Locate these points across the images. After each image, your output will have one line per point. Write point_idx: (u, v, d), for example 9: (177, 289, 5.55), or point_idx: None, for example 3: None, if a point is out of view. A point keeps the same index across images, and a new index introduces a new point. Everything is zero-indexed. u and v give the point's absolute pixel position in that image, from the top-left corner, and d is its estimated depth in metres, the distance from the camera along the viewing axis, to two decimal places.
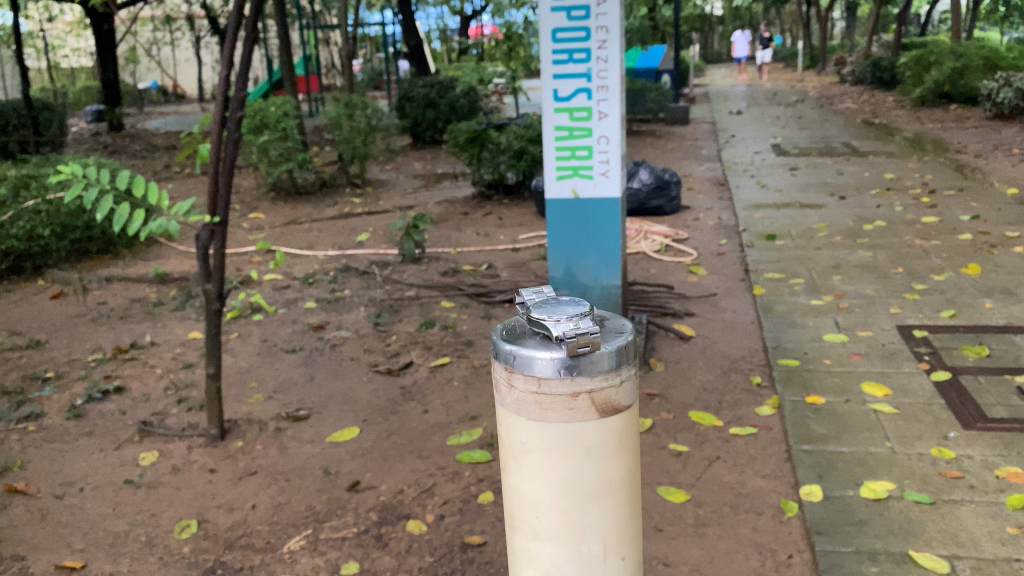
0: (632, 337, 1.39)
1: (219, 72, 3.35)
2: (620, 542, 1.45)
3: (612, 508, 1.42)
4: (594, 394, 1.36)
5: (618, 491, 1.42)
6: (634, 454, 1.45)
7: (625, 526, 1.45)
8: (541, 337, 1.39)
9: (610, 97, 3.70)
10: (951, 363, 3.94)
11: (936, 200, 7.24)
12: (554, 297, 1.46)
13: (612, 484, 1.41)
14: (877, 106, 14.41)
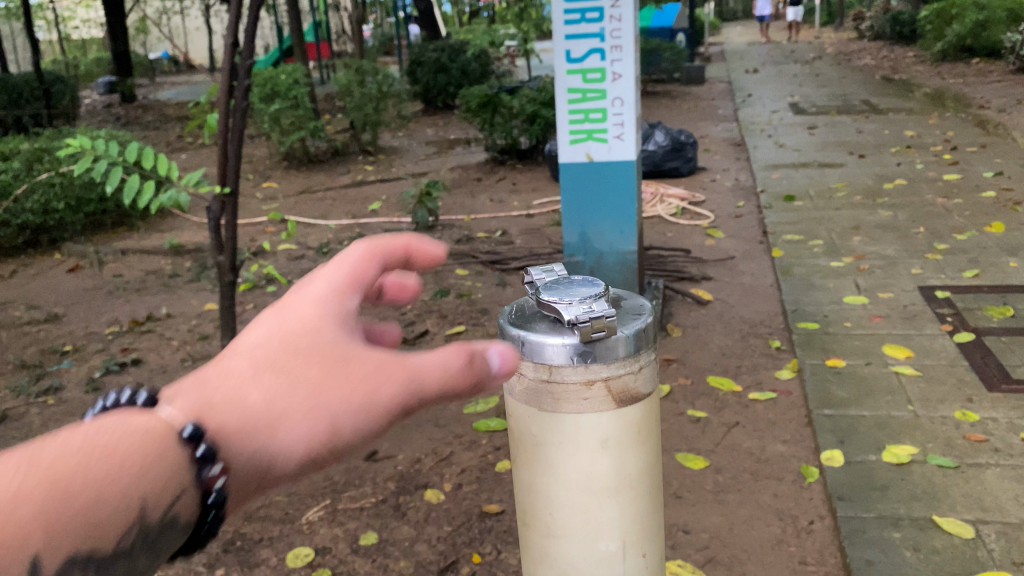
0: (652, 320, 1.24)
1: (226, 39, 3.27)
2: (638, 537, 1.33)
3: (631, 503, 1.30)
4: (611, 382, 1.22)
5: (636, 484, 1.30)
6: (653, 443, 1.32)
7: (645, 520, 1.34)
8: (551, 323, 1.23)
9: (625, 57, 3.62)
10: (974, 324, 3.87)
11: (958, 157, 7.11)
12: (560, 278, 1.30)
13: (631, 478, 1.29)
14: (897, 62, 14.13)
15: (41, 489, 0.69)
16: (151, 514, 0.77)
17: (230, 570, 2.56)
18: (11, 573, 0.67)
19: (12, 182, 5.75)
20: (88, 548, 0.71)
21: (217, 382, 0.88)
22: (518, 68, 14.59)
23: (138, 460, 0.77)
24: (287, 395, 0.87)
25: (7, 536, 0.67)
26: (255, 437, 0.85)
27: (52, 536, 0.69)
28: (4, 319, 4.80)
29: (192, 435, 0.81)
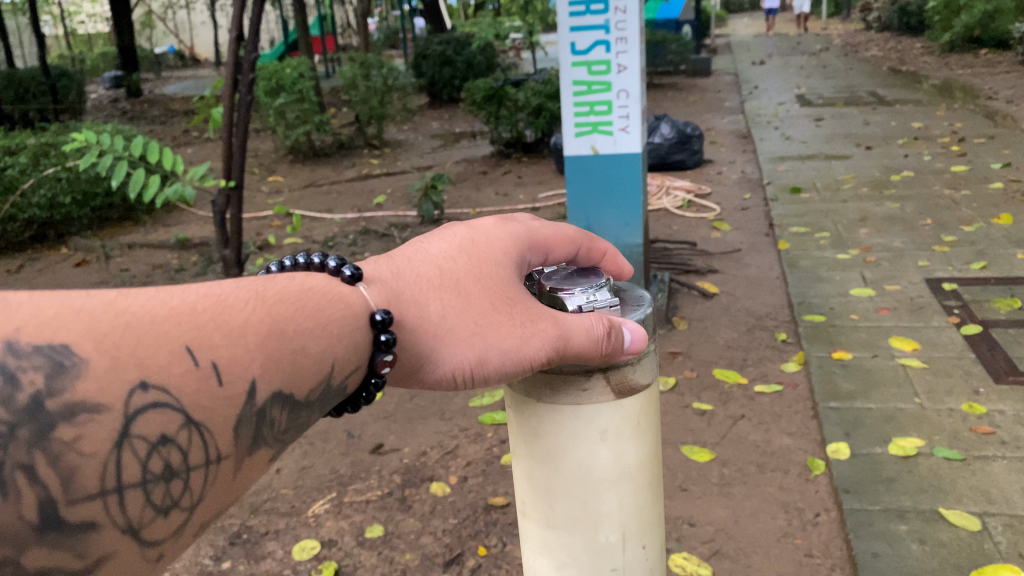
0: (651, 310, 1.24)
1: (230, 33, 3.27)
2: (638, 529, 1.32)
3: (631, 495, 1.29)
4: (610, 373, 1.21)
5: (636, 476, 1.29)
6: (653, 434, 1.31)
7: (645, 512, 1.32)
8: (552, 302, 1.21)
9: (630, 49, 3.61)
10: (982, 316, 3.86)
11: (965, 149, 7.07)
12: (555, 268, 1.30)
13: (631, 469, 1.28)
14: (904, 53, 14.05)
15: (262, 328, 0.87)
16: (334, 377, 0.96)
17: (237, 563, 2.57)
18: (240, 387, 0.84)
19: (19, 176, 5.76)
20: (287, 388, 0.89)
21: (409, 282, 1.09)
22: (523, 60, 14.56)
23: (336, 325, 0.96)
24: (459, 315, 1.08)
25: (240, 356, 0.84)
26: (423, 340, 1.06)
27: (266, 366, 0.86)
28: None
29: (381, 322, 0.99)
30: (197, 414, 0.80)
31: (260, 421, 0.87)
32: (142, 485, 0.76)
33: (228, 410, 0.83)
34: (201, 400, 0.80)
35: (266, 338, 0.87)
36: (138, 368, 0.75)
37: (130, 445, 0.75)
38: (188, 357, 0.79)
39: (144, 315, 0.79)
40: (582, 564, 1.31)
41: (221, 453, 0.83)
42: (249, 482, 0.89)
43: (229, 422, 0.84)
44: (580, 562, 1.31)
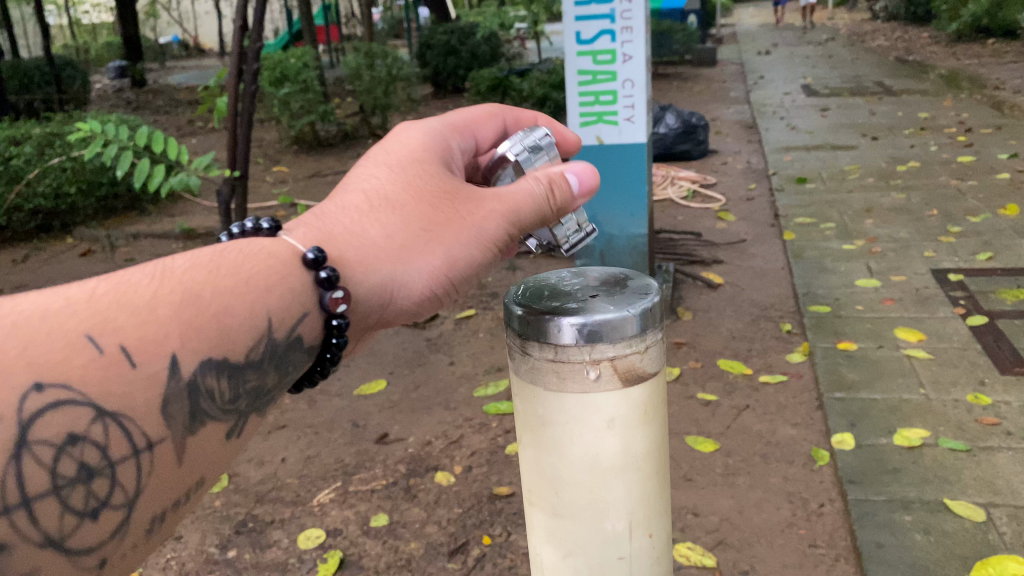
0: (658, 300, 1.25)
1: (234, 21, 3.25)
2: (646, 518, 1.32)
3: (638, 483, 1.29)
4: (617, 361, 1.21)
5: (644, 465, 1.29)
6: (659, 422, 1.31)
7: (652, 501, 1.32)
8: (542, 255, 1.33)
9: (635, 38, 3.59)
10: (987, 307, 3.84)
11: (972, 139, 7.04)
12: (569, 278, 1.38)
13: (638, 458, 1.27)
14: (911, 43, 13.97)
15: (175, 301, 0.93)
16: (273, 330, 1.03)
17: (243, 551, 2.58)
18: (160, 364, 0.90)
19: (24, 166, 5.77)
20: (218, 355, 0.96)
21: (342, 222, 1.16)
22: (528, 50, 14.52)
23: (260, 278, 1.03)
24: (406, 230, 1.18)
25: (154, 336, 0.89)
26: (383, 266, 1.16)
27: (186, 336, 0.92)
28: None
29: (315, 260, 1.07)
30: (108, 405, 0.85)
31: (191, 397, 0.94)
32: (53, 493, 0.82)
33: (151, 392, 0.89)
34: (113, 390, 0.86)
35: (180, 306, 0.93)
36: (30, 373, 0.81)
37: (32, 455, 0.80)
38: (89, 346, 0.84)
39: (39, 316, 0.84)
40: (589, 553, 1.31)
41: (157, 437, 0.91)
42: (201, 457, 0.97)
43: (153, 403, 0.90)
44: (586, 552, 1.31)
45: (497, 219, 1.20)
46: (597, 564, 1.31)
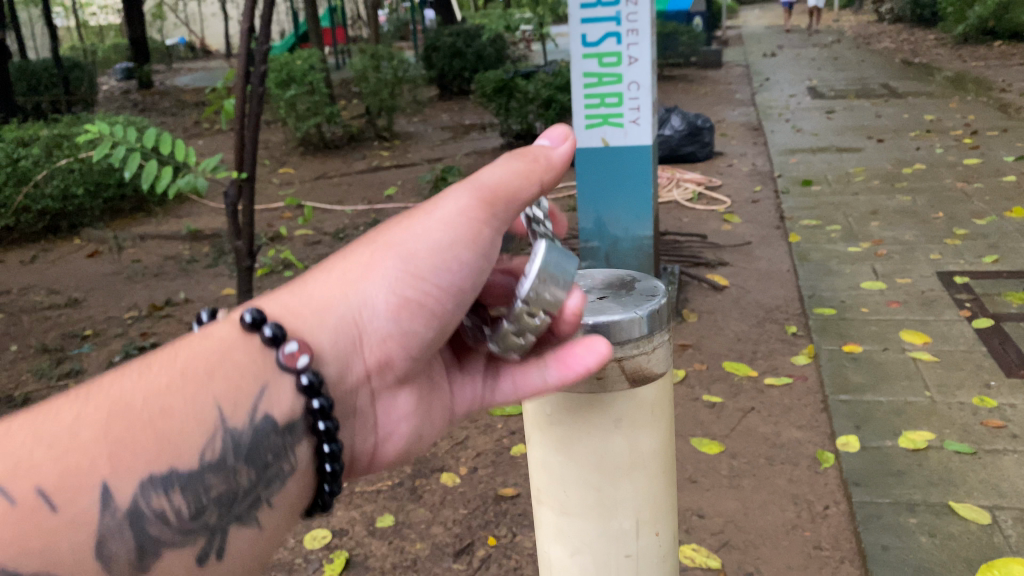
0: (666, 301, 1.26)
1: (243, 24, 3.27)
2: (653, 516, 1.34)
3: (646, 482, 1.31)
4: (625, 363, 1.22)
5: (651, 464, 1.31)
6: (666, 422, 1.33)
7: (659, 500, 1.35)
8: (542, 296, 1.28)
9: (640, 41, 3.69)
10: (993, 310, 3.84)
11: (978, 141, 7.04)
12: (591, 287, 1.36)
13: (645, 457, 1.29)
14: (918, 45, 13.95)
15: (99, 421, 0.88)
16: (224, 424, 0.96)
17: None
18: (86, 496, 0.85)
19: (32, 168, 5.81)
20: (159, 471, 0.90)
21: (318, 287, 1.06)
22: (534, 52, 14.55)
23: (206, 369, 0.96)
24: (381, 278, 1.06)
25: (80, 466, 0.85)
26: (356, 323, 1.05)
27: (114, 461, 0.87)
28: (24, 304, 4.84)
29: (263, 327, 0.99)
30: (19, 558, 0.80)
31: (137, 524, 0.89)
32: None
33: (81, 532, 0.85)
34: (32, 544, 0.81)
35: (107, 425, 0.88)
36: None
37: None
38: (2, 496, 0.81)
39: None
40: (597, 551, 1.34)
41: None
42: None
43: (90, 541, 0.86)
44: (593, 549, 1.34)
45: (452, 221, 1.07)
46: (604, 561, 1.34)
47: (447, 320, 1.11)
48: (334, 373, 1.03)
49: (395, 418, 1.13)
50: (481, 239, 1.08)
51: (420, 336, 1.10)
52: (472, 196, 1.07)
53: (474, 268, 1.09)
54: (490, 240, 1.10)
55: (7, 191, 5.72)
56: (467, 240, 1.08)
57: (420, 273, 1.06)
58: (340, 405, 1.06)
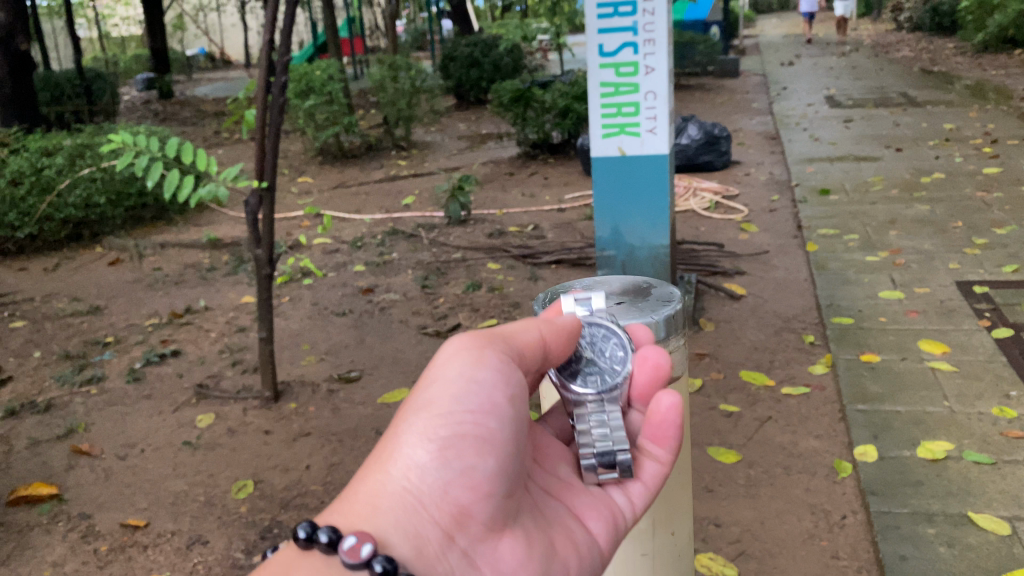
0: (680, 309, 1.61)
1: (262, 35, 3.31)
2: (667, 519, 1.66)
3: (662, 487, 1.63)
4: None
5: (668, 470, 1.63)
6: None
7: (672, 503, 1.67)
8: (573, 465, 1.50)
9: (657, 50, 3.62)
10: (1013, 320, 3.82)
11: (998, 150, 6.99)
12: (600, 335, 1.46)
13: None
14: (937, 54, 13.86)
15: None
16: None
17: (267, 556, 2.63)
18: None
19: (56, 177, 5.89)
20: None
21: (393, 478, 1.31)
22: (550, 63, 14.60)
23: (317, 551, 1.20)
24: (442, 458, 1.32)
25: None
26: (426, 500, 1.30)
27: None
28: (47, 311, 4.91)
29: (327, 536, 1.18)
30: None
31: None
32: None
33: None
34: None
35: None
36: None
37: None
38: None
39: None
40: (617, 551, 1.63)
41: None
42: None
43: None
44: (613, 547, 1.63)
45: (460, 372, 1.34)
46: (623, 558, 1.64)
47: (492, 461, 1.33)
48: (415, 548, 1.26)
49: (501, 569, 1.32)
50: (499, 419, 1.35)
51: (473, 481, 1.32)
52: (473, 339, 1.38)
53: (494, 402, 1.35)
54: (502, 371, 1.36)
55: (31, 200, 5.81)
56: (479, 380, 1.34)
57: (445, 426, 1.32)
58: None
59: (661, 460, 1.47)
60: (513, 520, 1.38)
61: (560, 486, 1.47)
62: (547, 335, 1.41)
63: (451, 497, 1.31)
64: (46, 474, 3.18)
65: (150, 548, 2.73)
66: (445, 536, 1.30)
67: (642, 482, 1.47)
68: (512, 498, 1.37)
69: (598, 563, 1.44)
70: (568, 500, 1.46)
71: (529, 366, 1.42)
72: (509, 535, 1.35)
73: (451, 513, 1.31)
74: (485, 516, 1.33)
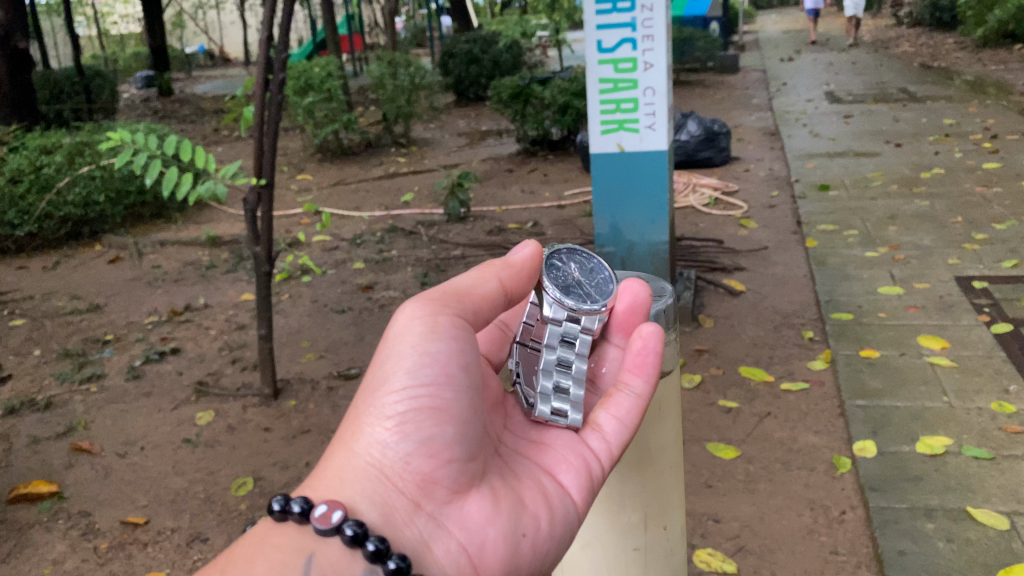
0: (669, 304, 1.63)
1: (260, 34, 3.29)
2: (660, 514, 1.67)
3: (651, 479, 1.64)
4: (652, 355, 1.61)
5: (657, 460, 1.64)
6: (672, 425, 1.68)
7: (665, 498, 1.68)
8: (533, 423, 1.58)
9: (656, 46, 3.61)
10: (1012, 315, 3.82)
11: (998, 145, 6.98)
12: (595, 267, 1.60)
13: (650, 456, 1.63)
14: (936, 49, 13.83)
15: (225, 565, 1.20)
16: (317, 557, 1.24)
17: None
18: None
19: (55, 175, 5.90)
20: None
21: (352, 463, 1.35)
22: (550, 59, 14.59)
23: (290, 530, 1.27)
24: (400, 435, 1.36)
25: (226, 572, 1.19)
26: (388, 475, 1.35)
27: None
28: (47, 309, 4.91)
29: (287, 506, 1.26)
30: None
31: None
32: None
33: None
34: None
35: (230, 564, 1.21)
36: None
37: None
38: None
39: None
40: (607, 546, 1.65)
41: None
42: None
43: None
44: (603, 542, 1.65)
45: (413, 344, 1.39)
46: (614, 553, 1.66)
47: (451, 428, 1.37)
48: (378, 518, 1.31)
49: (470, 529, 1.36)
50: (455, 388, 1.40)
51: (434, 450, 1.36)
52: (423, 309, 1.43)
53: (449, 372, 1.40)
54: (454, 339, 1.42)
55: (30, 199, 5.80)
56: (433, 349, 1.40)
57: (400, 403, 1.37)
58: (401, 541, 1.31)
59: (638, 394, 1.55)
60: (481, 481, 1.42)
61: (531, 447, 1.54)
62: (505, 281, 1.53)
63: (413, 468, 1.35)
64: (46, 472, 3.18)
65: (150, 546, 2.74)
66: (412, 506, 1.35)
67: (615, 419, 1.54)
68: (478, 462, 1.41)
69: (577, 512, 1.48)
70: (539, 456, 1.52)
71: (492, 313, 1.53)
72: (479, 497, 1.38)
73: (415, 482, 1.35)
74: (449, 483, 1.37)
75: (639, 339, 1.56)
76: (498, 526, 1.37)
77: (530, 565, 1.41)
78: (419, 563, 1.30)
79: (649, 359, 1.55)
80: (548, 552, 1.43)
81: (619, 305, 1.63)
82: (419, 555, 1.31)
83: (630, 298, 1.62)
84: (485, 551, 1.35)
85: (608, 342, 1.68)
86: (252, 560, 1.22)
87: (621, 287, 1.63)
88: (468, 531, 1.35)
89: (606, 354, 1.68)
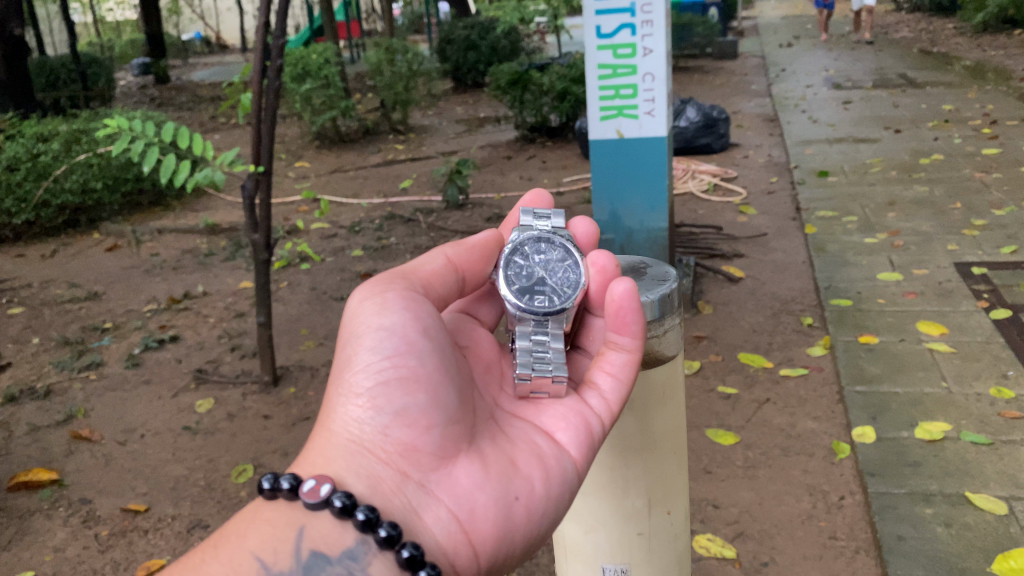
0: (674, 288, 1.60)
1: (256, 20, 3.27)
2: (664, 499, 1.68)
3: (656, 464, 1.64)
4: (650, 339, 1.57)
5: (663, 445, 1.64)
6: (677, 411, 1.68)
7: (670, 483, 1.68)
8: None
9: (656, 31, 3.58)
10: (1010, 301, 3.82)
11: (998, 131, 6.97)
12: (558, 258, 1.59)
13: (656, 441, 1.63)
14: (936, 34, 13.77)
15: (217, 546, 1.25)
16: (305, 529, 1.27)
17: None
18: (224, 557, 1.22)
19: (52, 163, 5.88)
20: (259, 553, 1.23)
21: (333, 443, 1.37)
22: (548, 45, 14.54)
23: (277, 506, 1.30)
24: (370, 412, 1.37)
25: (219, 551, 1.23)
26: (369, 447, 1.36)
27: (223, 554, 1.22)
28: (45, 297, 4.90)
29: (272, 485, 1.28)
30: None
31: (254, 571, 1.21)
32: None
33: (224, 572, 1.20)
34: None
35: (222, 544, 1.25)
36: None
37: None
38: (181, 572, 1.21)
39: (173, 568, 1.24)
40: (611, 530, 1.67)
41: None
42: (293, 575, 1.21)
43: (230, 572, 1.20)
44: (607, 526, 1.67)
45: (369, 321, 1.41)
46: (619, 537, 1.68)
47: (424, 395, 1.37)
48: (365, 489, 1.32)
49: (460, 495, 1.36)
50: (421, 354, 1.39)
51: (410, 419, 1.36)
52: (374, 287, 1.45)
53: (410, 339, 1.40)
54: (407, 309, 1.43)
55: (27, 186, 5.79)
56: (388, 322, 1.40)
57: (367, 380, 1.38)
58: (390, 509, 1.31)
59: (628, 349, 1.51)
60: (470, 446, 1.41)
61: (528, 407, 1.54)
62: (453, 257, 1.58)
63: (392, 439, 1.36)
64: (46, 460, 3.19)
65: (151, 533, 2.74)
66: (399, 476, 1.35)
67: (611, 376, 1.52)
68: (461, 428, 1.40)
69: (578, 470, 1.46)
70: (535, 418, 1.51)
71: (446, 290, 1.56)
72: (466, 462, 1.38)
73: (397, 452, 1.36)
74: (432, 448, 1.37)
75: (614, 300, 1.48)
76: (488, 492, 1.36)
77: (529, 528, 1.39)
78: (408, 531, 1.31)
79: (628, 316, 1.48)
80: (548, 512, 1.41)
81: (590, 286, 1.61)
82: (409, 523, 1.32)
83: (598, 275, 1.60)
84: (476, 516, 1.35)
85: (591, 313, 1.68)
86: (243, 536, 1.26)
87: (589, 264, 1.60)
88: (457, 496, 1.35)
89: (594, 326, 1.69)
